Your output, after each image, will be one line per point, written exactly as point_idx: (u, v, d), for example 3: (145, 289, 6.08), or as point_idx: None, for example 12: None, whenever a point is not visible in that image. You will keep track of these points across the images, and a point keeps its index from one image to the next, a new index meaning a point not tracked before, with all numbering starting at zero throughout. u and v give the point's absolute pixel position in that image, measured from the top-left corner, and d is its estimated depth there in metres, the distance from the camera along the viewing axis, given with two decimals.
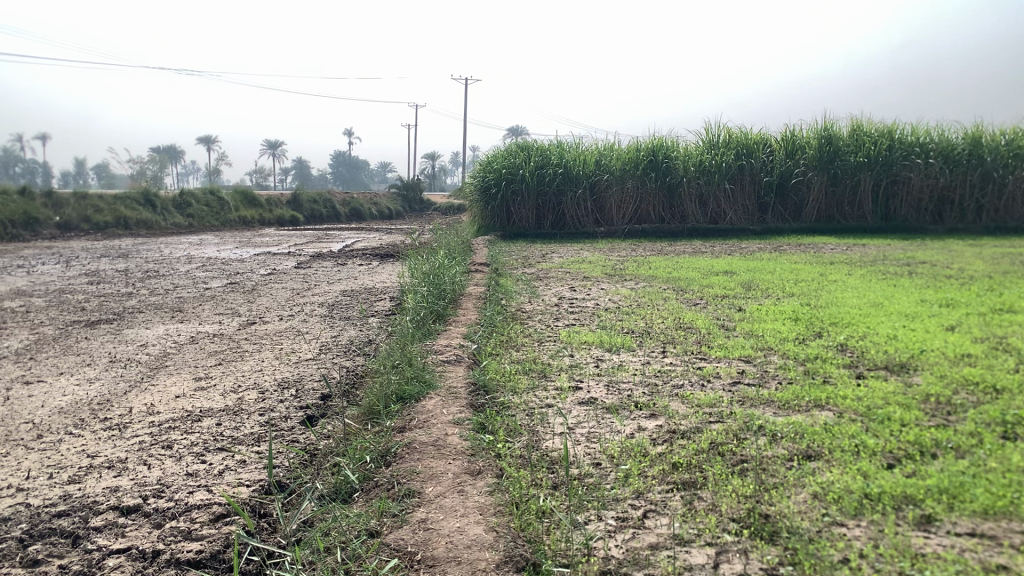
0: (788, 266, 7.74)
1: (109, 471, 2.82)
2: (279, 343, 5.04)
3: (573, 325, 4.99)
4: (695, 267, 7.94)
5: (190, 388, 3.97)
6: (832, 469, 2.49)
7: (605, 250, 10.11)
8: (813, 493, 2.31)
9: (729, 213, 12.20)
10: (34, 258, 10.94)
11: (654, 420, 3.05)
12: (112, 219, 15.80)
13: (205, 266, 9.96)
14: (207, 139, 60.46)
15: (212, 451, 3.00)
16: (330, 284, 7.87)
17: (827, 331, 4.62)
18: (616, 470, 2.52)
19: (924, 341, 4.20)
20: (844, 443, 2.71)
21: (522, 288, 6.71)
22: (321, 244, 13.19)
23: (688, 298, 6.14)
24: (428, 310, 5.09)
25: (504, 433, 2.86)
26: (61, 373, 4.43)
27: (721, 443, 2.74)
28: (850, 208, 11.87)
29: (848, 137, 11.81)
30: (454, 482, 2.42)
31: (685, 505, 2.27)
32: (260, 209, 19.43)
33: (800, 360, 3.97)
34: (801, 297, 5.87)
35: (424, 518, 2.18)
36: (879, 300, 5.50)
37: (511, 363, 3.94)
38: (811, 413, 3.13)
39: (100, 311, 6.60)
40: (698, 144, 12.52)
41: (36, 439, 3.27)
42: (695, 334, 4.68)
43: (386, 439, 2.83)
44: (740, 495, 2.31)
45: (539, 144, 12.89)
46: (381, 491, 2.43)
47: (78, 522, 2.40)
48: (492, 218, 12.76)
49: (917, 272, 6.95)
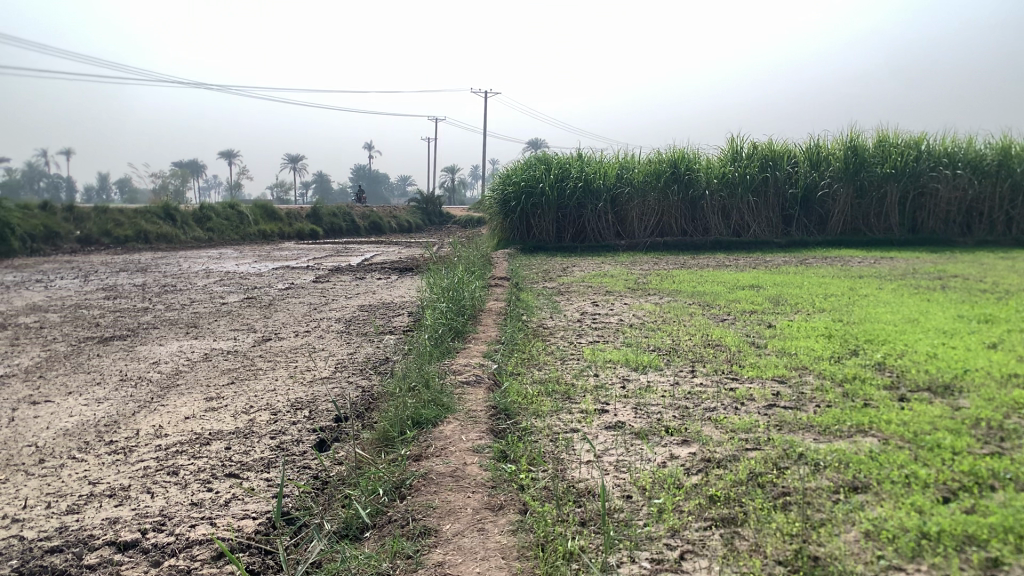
0: (817, 279, 7.51)
1: (110, 500, 2.68)
2: (294, 360, 4.90)
3: (597, 343, 4.81)
4: (721, 281, 7.73)
5: (200, 409, 3.83)
6: (883, 504, 2.29)
7: (627, 263, 9.94)
8: (865, 531, 2.11)
9: (753, 226, 11.98)
10: (55, 272, 10.91)
11: (686, 446, 2.87)
12: (132, 233, 15.83)
13: (222, 280, 9.90)
14: (228, 152, 60.92)
15: (219, 477, 2.85)
16: (348, 299, 7.73)
17: (862, 349, 4.41)
18: (648, 504, 2.34)
19: (966, 359, 3.97)
20: (893, 474, 2.50)
21: (543, 303, 6.54)
22: (339, 257, 13.13)
23: (714, 313, 5.93)
24: (446, 327, 4.92)
25: (526, 462, 2.69)
26: (70, 393, 4.30)
27: (760, 474, 2.55)
28: (876, 219, 11.62)
29: (875, 148, 11.56)
30: (474, 519, 2.25)
31: (725, 545, 2.08)
32: (280, 223, 19.42)
33: (837, 381, 3.76)
34: (832, 313, 5.64)
35: (441, 561, 2.01)
36: (914, 316, 5.28)
37: (532, 383, 3.77)
38: (853, 439, 2.92)
39: (114, 327, 6.49)
40: (721, 157, 12.30)
41: (37, 464, 3.13)
42: (725, 352, 4.49)
43: (401, 469, 2.66)
44: (785, 535, 2.11)
45: (558, 156, 12.75)
46: (395, 527, 2.27)
47: (71, 559, 2.25)
48: (513, 230, 12.64)
49: (951, 285, 6.72)
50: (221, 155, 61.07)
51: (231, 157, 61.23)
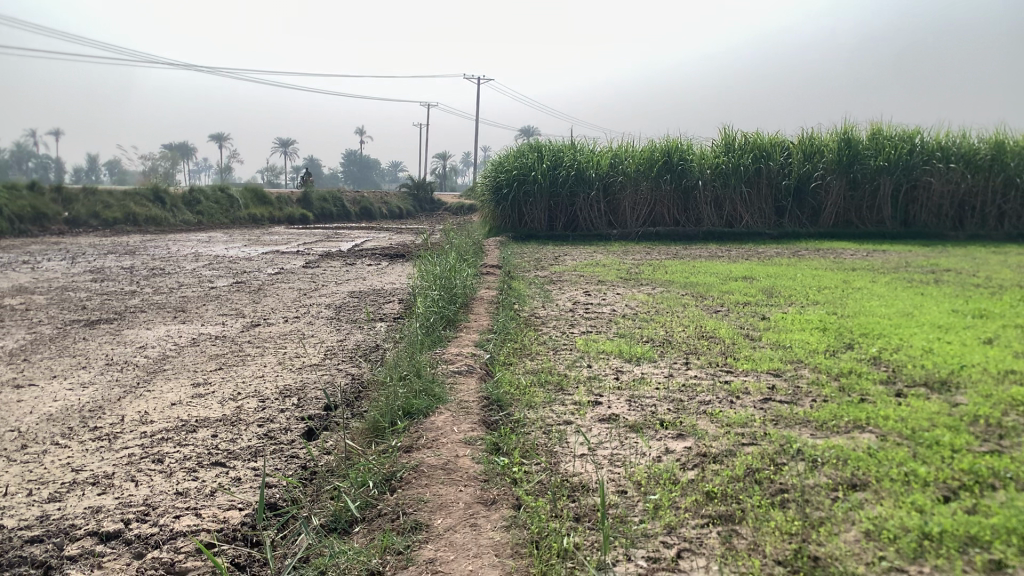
0: (810, 272, 7.48)
1: (93, 489, 2.61)
2: (283, 346, 4.83)
3: (590, 333, 4.76)
4: (714, 272, 7.68)
5: (187, 395, 3.75)
6: (883, 503, 2.24)
7: (619, 252, 9.87)
8: (866, 531, 2.07)
9: (746, 216, 11.97)
10: (41, 254, 10.78)
11: (682, 440, 2.82)
12: (121, 215, 15.67)
13: (211, 264, 9.79)
14: (218, 136, 60.55)
15: (206, 466, 2.79)
16: (338, 285, 7.65)
17: (857, 343, 4.37)
18: (644, 500, 2.30)
19: (962, 355, 3.93)
20: (893, 472, 2.46)
21: (535, 292, 6.48)
22: (330, 243, 13.04)
23: (708, 304, 5.89)
24: (437, 316, 4.86)
25: (519, 455, 2.64)
26: (55, 377, 4.23)
27: (757, 469, 2.51)
28: (868, 213, 11.59)
29: (868, 141, 11.54)
30: (466, 514, 2.20)
31: (723, 544, 2.04)
32: (270, 207, 19.26)
33: (833, 375, 3.72)
34: (827, 306, 5.60)
35: (433, 558, 1.96)
36: (909, 309, 5.24)
37: (525, 374, 3.72)
38: (851, 435, 2.88)
39: (102, 310, 6.40)
40: (714, 146, 12.24)
41: (19, 450, 3.06)
42: (719, 344, 4.44)
43: (391, 461, 2.61)
44: (784, 534, 2.08)
45: (551, 143, 12.68)
46: (385, 521, 2.21)
47: (51, 550, 2.19)
48: (504, 218, 12.54)
49: (944, 280, 6.69)
50: (210, 137, 60.62)
51: (220, 140, 60.67)
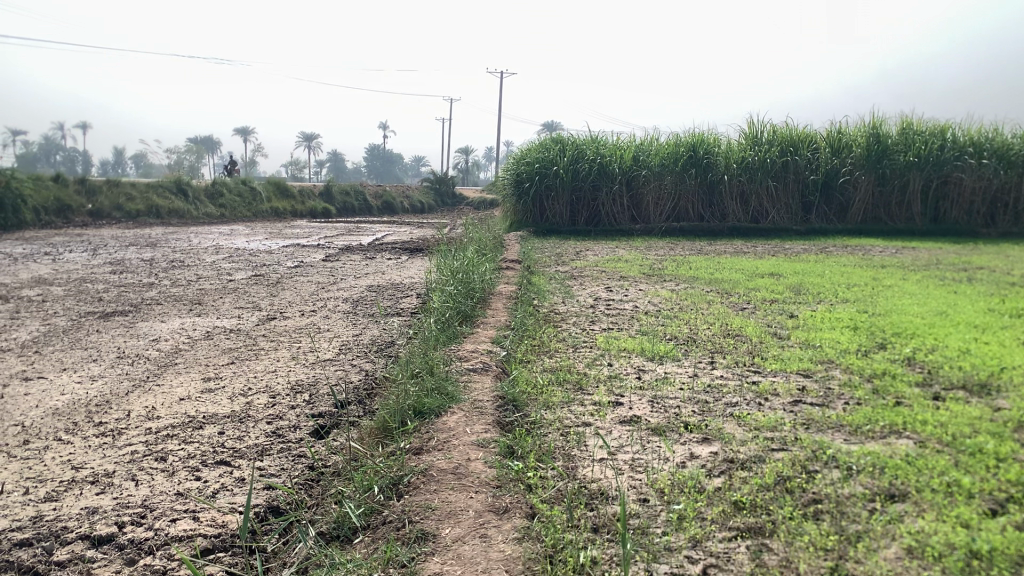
0: (839, 268, 7.27)
1: (91, 488, 2.51)
2: (297, 340, 4.74)
3: (611, 330, 4.61)
4: (739, 268, 7.48)
5: (196, 390, 3.66)
6: (924, 516, 2.08)
7: (641, 248, 9.69)
8: (907, 547, 1.91)
9: (772, 212, 11.70)
10: (64, 245, 10.80)
11: (707, 445, 2.67)
12: (144, 208, 15.72)
13: (231, 256, 9.74)
14: (244, 130, 60.89)
15: (210, 465, 2.68)
16: (356, 279, 7.55)
17: (891, 343, 4.18)
18: (667, 510, 2.16)
19: (1002, 357, 3.73)
20: (934, 482, 2.29)
21: (555, 287, 6.34)
22: (352, 236, 13.00)
23: (734, 301, 5.71)
24: (453, 311, 4.74)
25: (535, 459, 2.51)
26: (64, 369, 4.16)
27: (788, 477, 2.36)
28: (897, 209, 11.33)
29: (898, 136, 11.29)
30: (476, 523, 2.07)
31: (752, 560, 1.90)
32: (293, 201, 19.24)
33: (866, 376, 3.55)
34: (857, 304, 5.41)
35: (438, 573, 1.83)
36: (941, 308, 5.04)
37: (543, 372, 3.58)
38: (887, 441, 2.71)
39: (118, 302, 6.34)
40: (741, 140, 11.99)
41: (21, 445, 2.98)
42: (746, 343, 4.27)
43: (400, 464, 2.49)
44: (818, 549, 1.92)
45: (574, 137, 12.49)
46: (391, 530, 2.09)
47: (40, 555, 2.09)
48: (527, 213, 12.41)
49: (978, 278, 6.44)
50: (234, 132, 60.93)
51: (245, 136, 60.96)
